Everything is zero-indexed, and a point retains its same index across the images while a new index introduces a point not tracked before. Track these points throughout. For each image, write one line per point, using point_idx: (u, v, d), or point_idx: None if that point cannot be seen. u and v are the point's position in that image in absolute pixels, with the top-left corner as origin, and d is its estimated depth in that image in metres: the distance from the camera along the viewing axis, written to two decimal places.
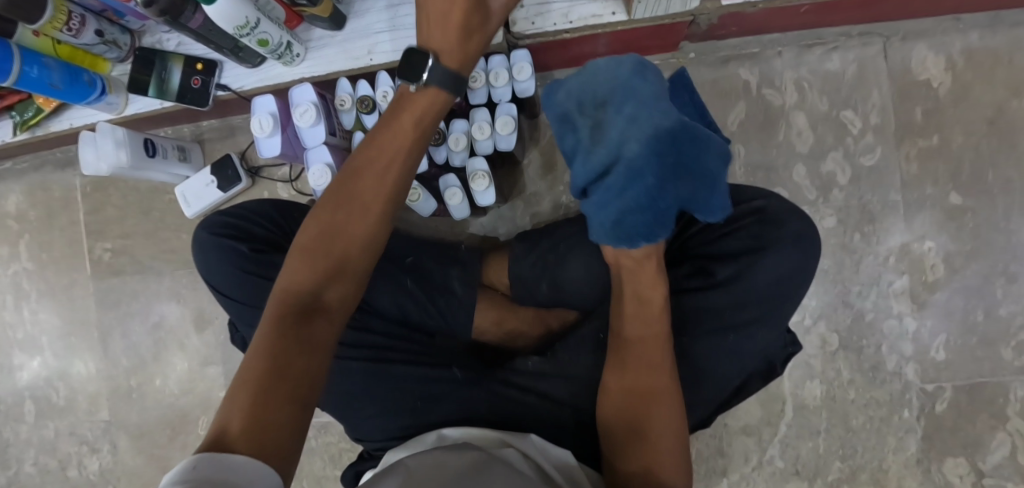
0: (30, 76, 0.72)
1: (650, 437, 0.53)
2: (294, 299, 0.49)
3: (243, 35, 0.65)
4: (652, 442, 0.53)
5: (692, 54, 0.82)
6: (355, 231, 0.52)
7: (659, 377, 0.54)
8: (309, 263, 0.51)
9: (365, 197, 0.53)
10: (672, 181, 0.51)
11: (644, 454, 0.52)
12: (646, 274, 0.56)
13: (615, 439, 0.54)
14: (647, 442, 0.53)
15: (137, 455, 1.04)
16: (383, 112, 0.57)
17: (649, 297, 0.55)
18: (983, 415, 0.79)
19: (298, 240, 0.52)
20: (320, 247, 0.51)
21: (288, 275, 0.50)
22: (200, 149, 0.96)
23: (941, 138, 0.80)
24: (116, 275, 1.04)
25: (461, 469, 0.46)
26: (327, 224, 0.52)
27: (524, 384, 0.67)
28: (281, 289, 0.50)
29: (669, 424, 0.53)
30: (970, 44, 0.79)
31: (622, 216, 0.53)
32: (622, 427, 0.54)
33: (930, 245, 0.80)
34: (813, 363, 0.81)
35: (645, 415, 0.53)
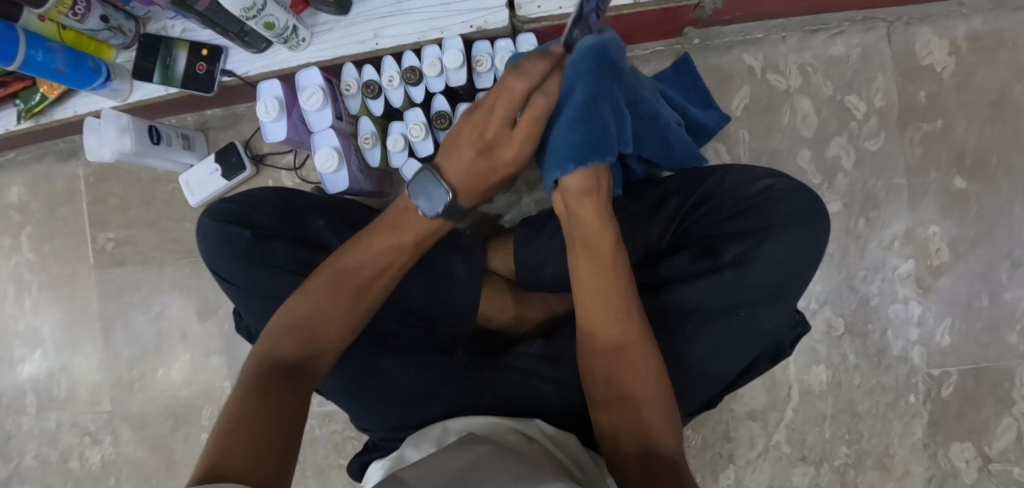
0: (35, 60, 0.71)
1: (627, 382, 0.51)
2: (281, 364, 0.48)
3: (250, 18, 0.64)
4: (631, 388, 0.51)
5: (696, 41, 0.83)
6: (343, 320, 0.53)
7: (620, 318, 0.53)
8: (296, 336, 0.51)
9: (358, 294, 0.55)
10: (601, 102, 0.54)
11: (626, 402, 0.51)
12: (590, 219, 0.56)
13: (599, 397, 0.53)
14: (625, 388, 0.51)
15: (140, 446, 1.04)
16: (384, 216, 0.60)
17: (598, 243, 0.55)
18: (989, 400, 0.80)
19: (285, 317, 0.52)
20: (310, 324, 0.52)
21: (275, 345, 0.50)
22: (203, 138, 0.96)
23: (945, 123, 0.80)
24: (119, 265, 1.04)
25: (462, 466, 0.43)
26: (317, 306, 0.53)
27: (530, 369, 0.66)
28: (265, 357, 0.49)
29: (642, 363, 0.52)
30: (973, 30, 0.80)
31: (569, 139, 0.54)
32: (602, 381, 0.53)
33: (934, 231, 0.81)
34: (819, 349, 0.82)
35: (616, 362, 0.52)
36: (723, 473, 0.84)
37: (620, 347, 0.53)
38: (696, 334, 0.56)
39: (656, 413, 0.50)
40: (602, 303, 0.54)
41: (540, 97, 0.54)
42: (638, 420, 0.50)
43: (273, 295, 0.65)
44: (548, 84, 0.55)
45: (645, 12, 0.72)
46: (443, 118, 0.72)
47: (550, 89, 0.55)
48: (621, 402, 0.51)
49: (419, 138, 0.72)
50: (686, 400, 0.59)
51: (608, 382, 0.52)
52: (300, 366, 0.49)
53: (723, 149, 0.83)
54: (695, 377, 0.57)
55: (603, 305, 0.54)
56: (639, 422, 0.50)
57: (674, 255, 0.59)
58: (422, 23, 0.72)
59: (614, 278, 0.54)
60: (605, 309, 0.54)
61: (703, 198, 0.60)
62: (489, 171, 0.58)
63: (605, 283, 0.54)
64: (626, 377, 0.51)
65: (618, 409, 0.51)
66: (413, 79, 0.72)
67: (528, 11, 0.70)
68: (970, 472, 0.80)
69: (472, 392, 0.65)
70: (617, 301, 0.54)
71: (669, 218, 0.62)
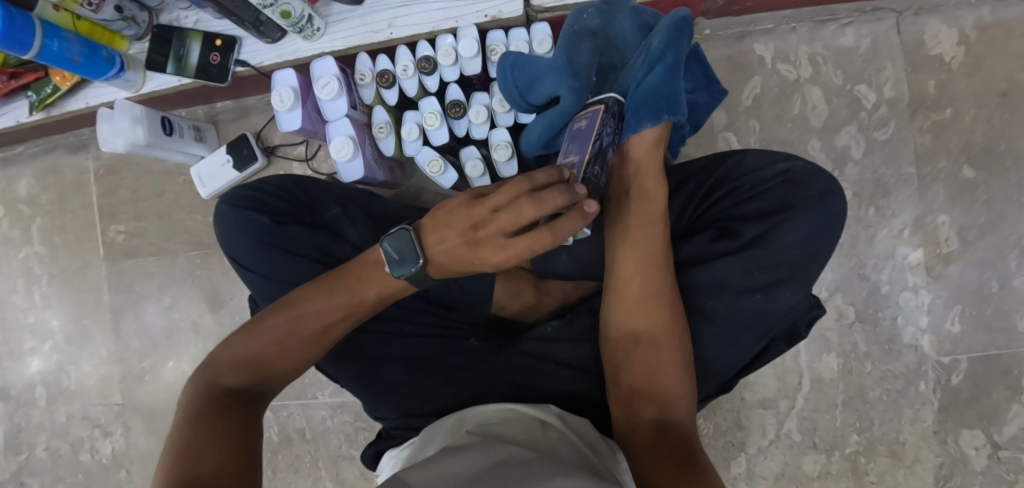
0: (50, 50, 0.71)
1: (654, 343, 0.53)
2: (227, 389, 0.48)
3: (267, 6, 0.65)
4: (655, 350, 0.53)
5: (707, 30, 0.83)
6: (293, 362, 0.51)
7: (657, 282, 0.55)
8: (249, 366, 0.50)
9: (311, 341, 0.52)
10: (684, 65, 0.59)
11: (649, 362, 0.52)
12: (650, 187, 0.59)
13: (620, 354, 0.55)
14: (652, 349, 0.53)
15: (151, 438, 1.04)
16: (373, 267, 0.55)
17: (652, 209, 0.58)
18: (999, 386, 0.81)
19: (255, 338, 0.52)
20: (262, 358, 0.51)
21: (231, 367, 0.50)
22: (214, 130, 0.97)
23: (954, 111, 0.81)
24: (129, 257, 1.04)
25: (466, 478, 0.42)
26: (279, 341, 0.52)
27: (545, 354, 0.66)
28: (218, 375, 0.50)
29: (672, 327, 0.54)
30: (982, 18, 0.80)
31: (663, 95, 0.58)
32: (626, 348, 0.54)
33: (943, 219, 0.81)
34: (829, 337, 0.83)
35: (645, 322, 0.54)
36: (734, 461, 0.85)
37: (654, 309, 0.54)
38: (714, 315, 0.56)
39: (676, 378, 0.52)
40: (641, 266, 0.56)
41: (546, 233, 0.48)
42: (656, 382, 0.52)
43: (289, 280, 0.65)
44: (561, 225, 0.48)
45: (659, 2, 0.72)
46: (458, 106, 0.73)
47: (558, 228, 0.47)
48: (642, 361, 0.53)
49: (434, 126, 0.73)
50: (703, 380, 0.60)
51: (633, 341, 0.54)
52: (241, 408, 0.47)
53: (733, 139, 0.84)
54: (713, 358, 0.58)
55: (644, 267, 0.56)
56: (657, 384, 0.52)
57: (691, 237, 0.60)
58: (437, 12, 0.73)
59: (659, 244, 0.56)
60: (644, 271, 0.56)
61: (720, 181, 0.61)
62: (458, 261, 0.51)
63: (648, 247, 0.56)
64: (654, 336, 0.53)
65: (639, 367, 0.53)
66: (427, 67, 0.72)
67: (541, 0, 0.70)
68: (979, 458, 0.81)
69: (486, 378, 0.65)
70: (659, 264, 0.55)
71: (685, 203, 0.63)
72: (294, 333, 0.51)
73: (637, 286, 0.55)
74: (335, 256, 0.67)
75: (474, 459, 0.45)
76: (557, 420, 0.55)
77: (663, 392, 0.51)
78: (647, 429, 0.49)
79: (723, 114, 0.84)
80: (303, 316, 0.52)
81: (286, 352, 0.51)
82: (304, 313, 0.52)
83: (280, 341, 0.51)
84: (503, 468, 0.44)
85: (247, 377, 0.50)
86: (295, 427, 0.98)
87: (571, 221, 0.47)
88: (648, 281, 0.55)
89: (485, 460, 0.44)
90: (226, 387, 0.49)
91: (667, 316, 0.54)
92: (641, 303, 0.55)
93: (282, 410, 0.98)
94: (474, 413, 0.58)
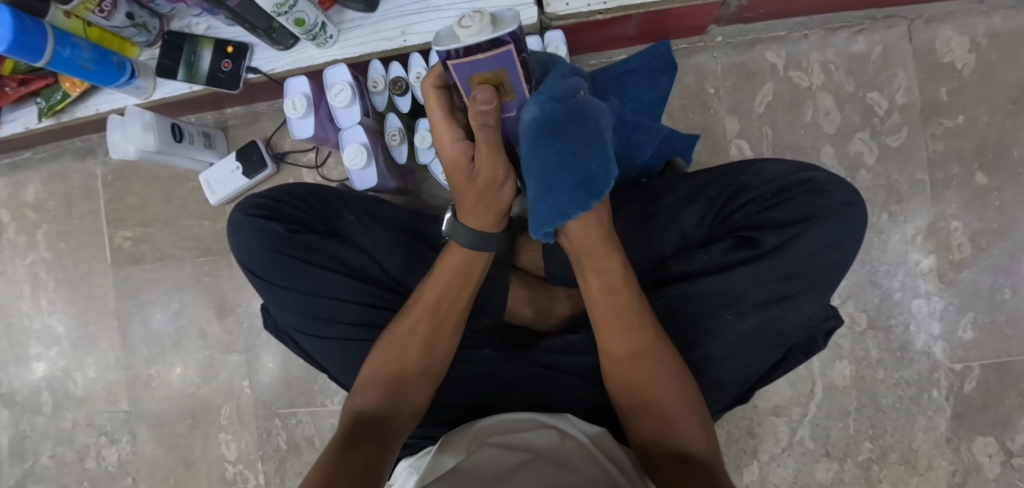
0: (62, 56, 0.71)
1: (650, 384, 0.53)
2: (363, 418, 0.54)
3: (281, 14, 0.64)
4: (656, 388, 0.52)
5: (719, 38, 0.84)
6: (404, 370, 0.56)
7: (637, 334, 0.53)
8: (371, 389, 0.56)
9: (415, 344, 0.57)
10: (566, 161, 0.51)
11: (647, 399, 0.52)
12: (593, 244, 0.55)
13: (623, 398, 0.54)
14: (646, 388, 0.53)
15: (158, 445, 1.04)
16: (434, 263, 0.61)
17: (605, 267, 0.55)
18: (1012, 393, 0.80)
19: (367, 370, 0.57)
20: (378, 379, 0.56)
21: (359, 398, 0.55)
22: (224, 136, 0.96)
23: (966, 118, 0.81)
24: (136, 263, 1.04)
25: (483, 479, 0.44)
26: (389, 356, 0.56)
27: (559, 364, 0.66)
28: (353, 408, 0.55)
29: (656, 366, 0.53)
30: (994, 27, 0.80)
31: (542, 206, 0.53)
32: (625, 389, 0.54)
33: (955, 225, 0.81)
34: (842, 343, 0.83)
35: (635, 362, 0.53)
36: (746, 468, 0.85)
37: (635, 359, 0.53)
38: (731, 325, 0.57)
39: (679, 408, 0.52)
40: (618, 321, 0.54)
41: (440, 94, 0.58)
42: (663, 415, 0.52)
43: (306, 290, 0.65)
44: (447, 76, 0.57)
45: (673, 9, 0.72)
46: None
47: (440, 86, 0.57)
48: (641, 398, 0.53)
49: None
50: (719, 389, 0.60)
51: (630, 380, 0.53)
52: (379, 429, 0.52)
53: (746, 146, 0.84)
54: (728, 366, 0.58)
55: (615, 321, 0.54)
56: (663, 421, 0.51)
57: (707, 246, 0.59)
58: (451, 20, 0.72)
59: (628, 298, 0.54)
60: (619, 324, 0.54)
61: (739, 189, 0.60)
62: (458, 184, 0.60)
63: (616, 303, 0.54)
64: (649, 373, 0.53)
65: (641, 403, 0.53)
66: None
67: (556, 8, 0.70)
68: (992, 465, 0.81)
69: (502, 382, 0.66)
70: (631, 315, 0.54)
71: (705, 209, 0.62)
72: (391, 347, 0.57)
73: (618, 341, 0.54)
74: (350, 264, 0.67)
75: (490, 467, 0.46)
76: (577, 431, 0.54)
77: (671, 423, 0.51)
78: (663, 461, 0.50)
79: (735, 121, 0.84)
80: (402, 331, 0.57)
81: (396, 371, 0.56)
82: (400, 335, 0.57)
83: (387, 364, 0.56)
84: (518, 475, 0.44)
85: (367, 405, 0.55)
86: (304, 435, 0.98)
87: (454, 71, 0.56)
88: (625, 332, 0.53)
89: (493, 467, 0.46)
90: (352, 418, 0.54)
91: (650, 357, 0.53)
92: (626, 354, 0.53)
93: (291, 417, 0.99)
94: (486, 424, 0.57)
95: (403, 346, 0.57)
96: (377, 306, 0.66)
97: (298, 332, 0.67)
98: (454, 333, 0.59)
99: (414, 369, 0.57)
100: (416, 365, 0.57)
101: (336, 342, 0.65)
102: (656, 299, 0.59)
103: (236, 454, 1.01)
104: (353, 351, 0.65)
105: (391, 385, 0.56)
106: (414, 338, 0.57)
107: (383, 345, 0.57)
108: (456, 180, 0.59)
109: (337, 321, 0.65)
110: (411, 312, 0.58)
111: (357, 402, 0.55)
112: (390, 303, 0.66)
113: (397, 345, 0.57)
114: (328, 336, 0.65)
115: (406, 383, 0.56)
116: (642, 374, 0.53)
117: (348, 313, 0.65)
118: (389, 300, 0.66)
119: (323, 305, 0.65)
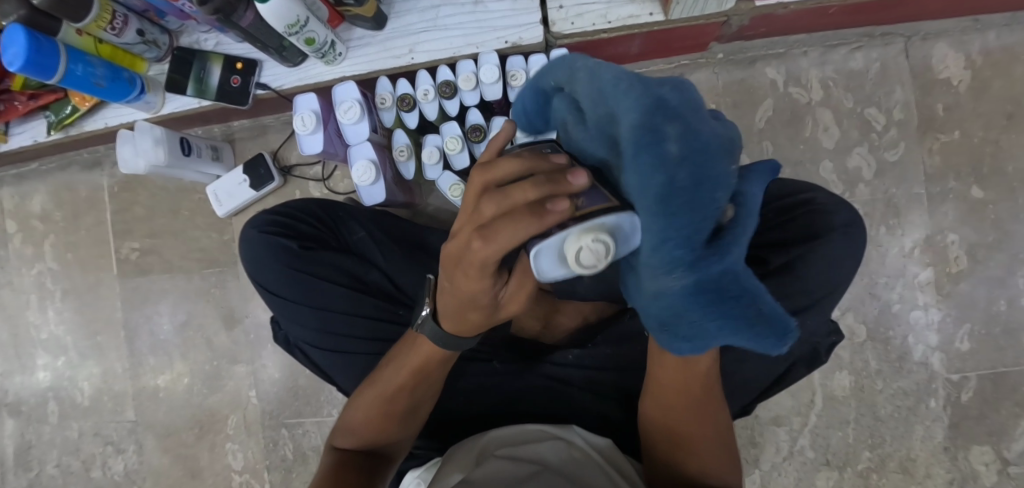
0: (75, 74, 0.73)
1: (694, 433, 0.52)
2: (343, 458, 0.58)
3: (292, 34, 0.65)
4: (699, 436, 0.52)
5: (720, 54, 0.85)
6: (381, 418, 0.58)
7: (696, 395, 0.50)
8: (353, 432, 0.59)
9: (391, 396, 0.57)
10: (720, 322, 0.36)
11: (681, 430, 0.52)
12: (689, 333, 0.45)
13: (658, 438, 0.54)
14: (687, 422, 0.52)
15: (164, 455, 1.05)
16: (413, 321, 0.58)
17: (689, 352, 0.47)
18: (1008, 402, 0.82)
19: (350, 413, 0.60)
20: (358, 424, 0.59)
21: (344, 437, 0.60)
22: (230, 149, 0.97)
23: (962, 133, 0.83)
24: (143, 274, 1.05)
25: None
26: (369, 404, 0.58)
27: (566, 377, 0.67)
28: (338, 447, 0.60)
29: (704, 411, 0.52)
30: (988, 44, 0.82)
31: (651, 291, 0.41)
32: (664, 433, 0.53)
33: (952, 238, 0.83)
34: (841, 355, 0.84)
35: (686, 420, 0.52)
36: (749, 477, 0.86)
37: (686, 396, 0.50)
38: (737, 341, 0.58)
39: (709, 439, 0.53)
40: (680, 387, 0.50)
41: (479, 243, 0.37)
42: (696, 452, 0.53)
43: (318, 305, 0.66)
44: (496, 228, 0.36)
45: (675, 28, 0.73)
46: (477, 130, 0.74)
47: (494, 238, 0.36)
48: (677, 426, 0.52)
49: (455, 151, 0.74)
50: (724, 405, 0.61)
51: (670, 429, 0.53)
52: (355, 471, 0.56)
53: (747, 160, 0.85)
54: (734, 383, 0.59)
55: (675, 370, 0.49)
56: (695, 456, 0.53)
57: None
58: (458, 39, 0.74)
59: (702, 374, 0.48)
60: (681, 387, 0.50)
61: None
62: (460, 310, 0.47)
63: (685, 375, 0.49)
64: (695, 414, 0.51)
65: (674, 432, 0.53)
66: (448, 92, 0.74)
67: (561, 27, 0.71)
68: (989, 474, 0.82)
69: (513, 395, 0.68)
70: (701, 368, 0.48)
71: None
72: (372, 395, 0.58)
73: (676, 399, 0.51)
74: (361, 279, 0.68)
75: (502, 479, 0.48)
76: (581, 440, 0.56)
77: (696, 451, 0.53)
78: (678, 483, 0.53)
79: None
80: (381, 382, 0.58)
81: (375, 412, 0.58)
82: (382, 381, 0.58)
83: (368, 406, 0.58)
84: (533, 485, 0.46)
85: (348, 442, 0.59)
86: (310, 445, 0.99)
87: (519, 224, 0.35)
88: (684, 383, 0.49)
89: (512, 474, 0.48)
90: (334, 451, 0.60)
91: (700, 406, 0.51)
92: (680, 393, 0.50)
93: (297, 427, 1.00)
94: (495, 436, 0.58)
95: (379, 397, 0.58)
96: (390, 320, 0.67)
97: (310, 345, 0.67)
98: (438, 383, 0.58)
99: (394, 411, 0.58)
100: (395, 413, 0.58)
101: (349, 355, 0.66)
102: None
103: (242, 463, 1.02)
104: (366, 365, 0.66)
105: (371, 425, 0.58)
106: (392, 391, 0.57)
107: (366, 392, 0.59)
108: (466, 311, 0.46)
109: (347, 335, 0.66)
110: (390, 364, 0.58)
111: (341, 440, 0.60)
112: (401, 317, 0.67)
113: (375, 395, 0.58)
114: (341, 349, 0.66)
115: (385, 428, 0.58)
116: (689, 413, 0.51)
117: (360, 327, 0.66)
118: (399, 314, 0.67)
119: (334, 320, 0.66)
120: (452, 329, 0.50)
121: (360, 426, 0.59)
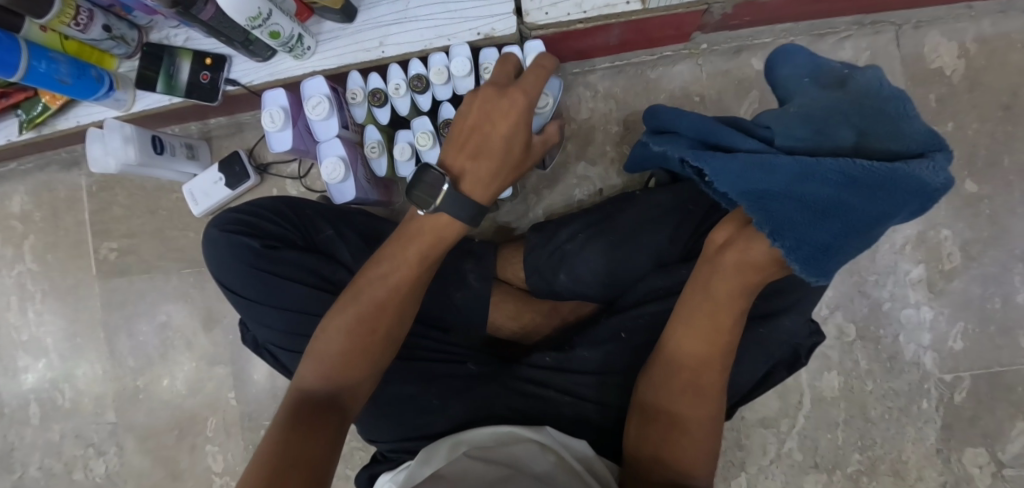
0: (38, 71, 0.71)
1: (689, 416, 0.50)
2: (310, 395, 0.52)
3: (255, 27, 0.63)
4: (693, 420, 0.50)
5: (704, 45, 0.82)
6: (357, 343, 0.54)
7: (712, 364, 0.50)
8: (319, 363, 0.54)
9: (373, 312, 0.55)
10: (886, 193, 0.45)
11: (681, 414, 0.51)
12: (732, 278, 0.49)
13: (654, 420, 0.52)
14: (683, 404, 0.51)
15: (145, 457, 1.03)
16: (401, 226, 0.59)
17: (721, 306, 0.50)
18: (1003, 403, 0.79)
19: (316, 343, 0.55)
20: (326, 351, 0.54)
21: (307, 372, 0.54)
22: (207, 146, 0.96)
23: (956, 125, 0.80)
24: (121, 275, 1.03)
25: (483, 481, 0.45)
26: (344, 326, 0.55)
27: (543, 379, 0.65)
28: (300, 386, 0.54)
29: (709, 393, 0.50)
30: (983, 31, 0.79)
31: (767, 170, 0.49)
32: (659, 416, 0.52)
33: (945, 234, 0.80)
34: (830, 355, 0.82)
35: (690, 399, 0.50)
36: (734, 480, 0.84)
37: (699, 368, 0.51)
38: None
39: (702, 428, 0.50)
40: (700, 352, 0.51)
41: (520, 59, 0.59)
42: (686, 438, 0.50)
43: (285, 306, 0.64)
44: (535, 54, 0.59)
45: (654, 18, 0.71)
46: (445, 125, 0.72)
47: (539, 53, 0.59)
48: (677, 409, 0.51)
49: (426, 146, 0.71)
50: None
51: (669, 408, 0.51)
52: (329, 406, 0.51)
53: None
54: None
55: (701, 331, 0.51)
56: (679, 449, 0.50)
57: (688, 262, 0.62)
58: (429, 30, 0.72)
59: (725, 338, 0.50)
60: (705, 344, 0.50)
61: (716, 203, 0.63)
62: (508, 147, 0.57)
63: (711, 333, 0.50)
64: (696, 392, 0.50)
65: (675, 416, 0.51)
66: (420, 86, 0.71)
67: (535, 18, 0.69)
68: (983, 477, 0.79)
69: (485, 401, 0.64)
70: (722, 332, 0.50)
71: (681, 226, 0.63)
72: (348, 317, 0.55)
73: (690, 363, 0.51)
74: (328, 278, 0.66)
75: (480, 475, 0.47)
76: (554, 442, 0.54)
77: (684, 443, 0.50)
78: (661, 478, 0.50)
79: None
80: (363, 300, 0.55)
81: (350, 337, 0.54)
82: (364, 300, 0.55)
83: (343, 332, 0.54)
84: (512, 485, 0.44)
85: (317, 372, 0.53)
86: None
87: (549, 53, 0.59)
88: (706, 339, 0.50)
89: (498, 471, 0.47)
90: (309, 388, 0.53)
91: (705, 384, 0.50)
92: (691, 364, 0.51)
93: None
94: (470, 437, 0.57)
95: (359, 315, 0.55)
96: None
97: (278, 347, 0.66)
98: (419, 297, 0.57)
99: (378, 330, 0.55)
100: (376, 335, 0.55)
101: None
102: (636, 319, 0.63)
103: (222, 466, 1.01)
104: None
105: (349, 346, 0.54)
106: (372, 305, 0.55)
107: (340, 317, 0.55)
108: (510, 141, 0.57)
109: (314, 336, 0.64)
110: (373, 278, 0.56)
111: (303, 377, 0.54)
112: None
113: (354, 314, 0.55)
114: None
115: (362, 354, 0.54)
116: (690, 391, 0.51)
117: None
118: None
119: (302, 321, 0.64)
120: (487, 169, 0.56)
121: (339, 350, 0.54)
